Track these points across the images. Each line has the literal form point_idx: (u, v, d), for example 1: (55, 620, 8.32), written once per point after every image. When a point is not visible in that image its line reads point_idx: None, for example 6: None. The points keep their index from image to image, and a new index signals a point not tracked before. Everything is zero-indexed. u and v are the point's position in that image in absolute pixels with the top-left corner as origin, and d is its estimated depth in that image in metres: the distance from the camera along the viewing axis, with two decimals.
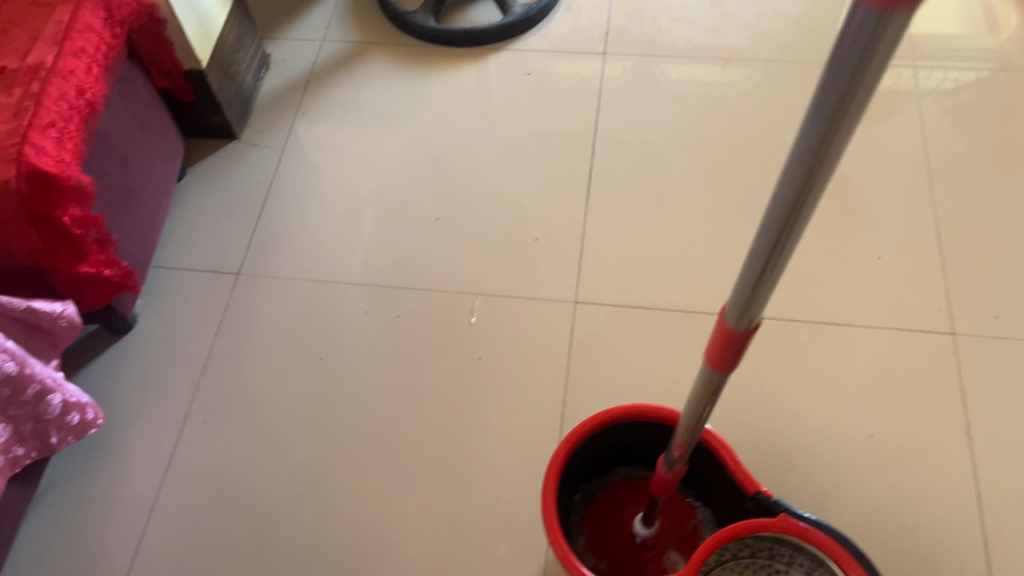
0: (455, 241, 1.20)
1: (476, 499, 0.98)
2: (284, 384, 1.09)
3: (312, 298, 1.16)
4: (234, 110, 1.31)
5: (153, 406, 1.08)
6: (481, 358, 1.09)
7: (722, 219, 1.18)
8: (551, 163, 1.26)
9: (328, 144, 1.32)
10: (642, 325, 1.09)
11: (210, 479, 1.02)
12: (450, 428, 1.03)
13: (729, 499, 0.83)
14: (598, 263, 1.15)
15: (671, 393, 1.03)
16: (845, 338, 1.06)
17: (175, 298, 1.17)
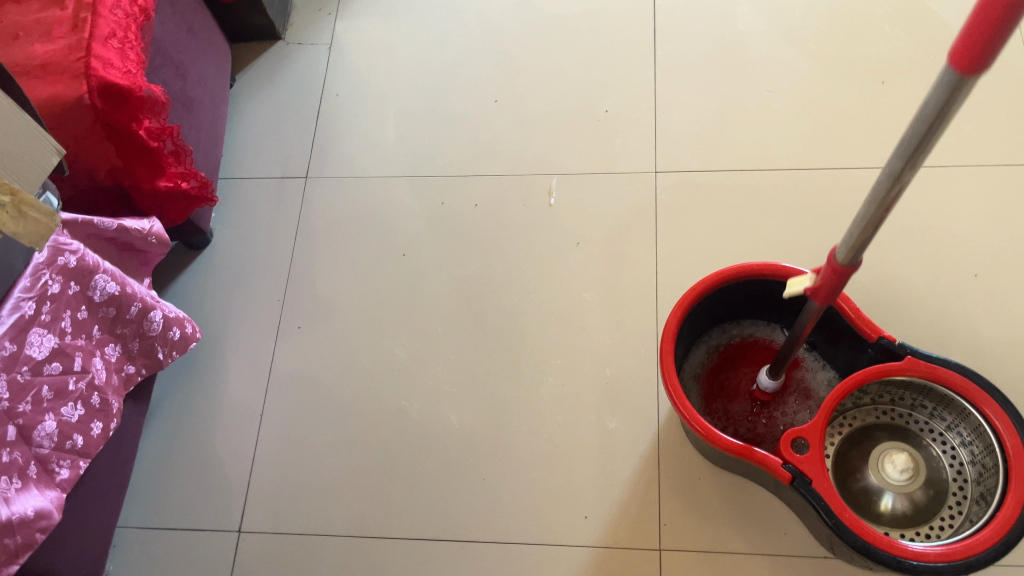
0: (522, 120, 1.16)
1: (580, 375, 0.98)
2: (370, 282, 1.08)
3: (384, 194, 1.13)
4: (276, 9, 1.26)
5: (244, 316, 1.09)
6: (580, 245, 1.06)
7: (799, 69, 1.12)
8: (610, 30, 1.20)
9: (376, 33, 1.27)
10: (727, 189, 1.06)
11: (313, 381, 1.03)
12: (544, 308, 1.03)
13: (850, 347, 0.82)
14: (673, 129, 1.11)
15: (764, 254, 1.01)
16: (939, 182, 1.03)
17: (248, 208, 1.15)
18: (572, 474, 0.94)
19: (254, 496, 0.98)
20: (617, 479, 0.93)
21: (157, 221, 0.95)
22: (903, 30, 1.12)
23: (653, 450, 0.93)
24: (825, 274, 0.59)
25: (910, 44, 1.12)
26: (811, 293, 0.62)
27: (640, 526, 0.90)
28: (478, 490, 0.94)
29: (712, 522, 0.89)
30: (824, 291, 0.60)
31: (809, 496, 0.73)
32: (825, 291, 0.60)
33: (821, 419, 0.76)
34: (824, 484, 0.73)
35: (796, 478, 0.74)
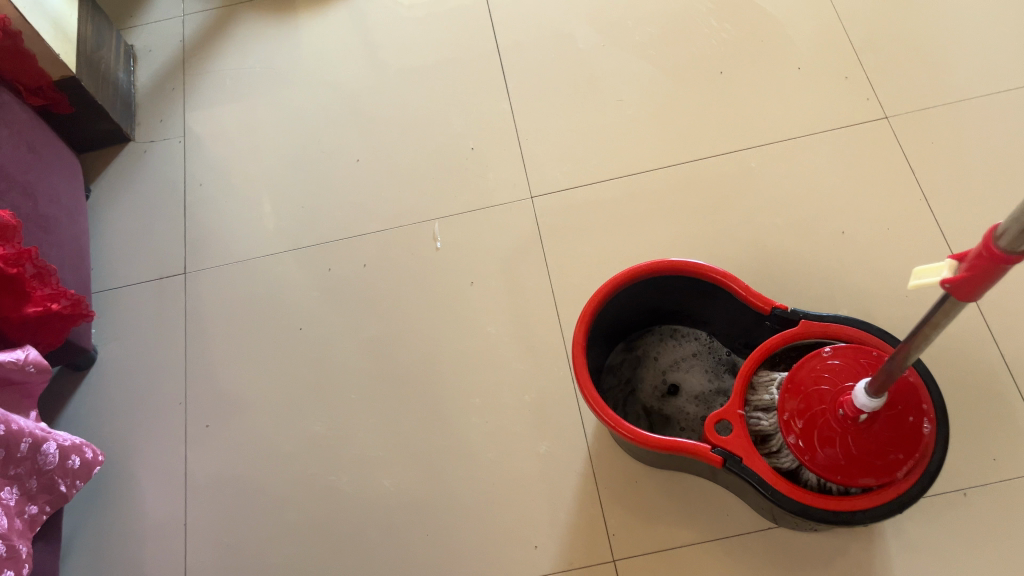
0: (393, 172, 1.16)
1: (502, 408, 0.98)
2: (274, 363, 1.05)
3: (269, 272, 1.11)
4: (118, 111, 1.23)
5: (147, 427, 1.04)
6: (474, 284, 1.06)
7: (643, 76, 1.18)
8: (459, 72, 1.23)
9: (229, 117, 1.25)
10: (602, 200, 1.09)
11: (233, 476, 1.00)
12: (454, 351, 1.02)
13: (749, 322, 0.85)
14: (539, 154, 1.14)
15: (649, 254, 1.05)
16: (791, 153, 1.09)
17: (130, 316, 1.11)
18: (516, 508, 0.93)
19: None
20: (560, 501, 0.93)
21: (33, 348, 0.90)
22: (729, 23, 1.19)
23: (589, 465, 0.94)
24: (980, 261, 0.44)
25: (738, 34, 1.19)
26: (944, 290, 0.46)
27: (593, 541, 0.90)
28: (425, 547, 0.92)
29: (657, 521, 0.90)
30: (966, 286, 0.45)
31: (742, 473, 0.76)
32: (968, 287, 0.45)
33: (738, 398, 0.78)
34: (753, 459, 0.76)
35: (726, 459, 0.76)
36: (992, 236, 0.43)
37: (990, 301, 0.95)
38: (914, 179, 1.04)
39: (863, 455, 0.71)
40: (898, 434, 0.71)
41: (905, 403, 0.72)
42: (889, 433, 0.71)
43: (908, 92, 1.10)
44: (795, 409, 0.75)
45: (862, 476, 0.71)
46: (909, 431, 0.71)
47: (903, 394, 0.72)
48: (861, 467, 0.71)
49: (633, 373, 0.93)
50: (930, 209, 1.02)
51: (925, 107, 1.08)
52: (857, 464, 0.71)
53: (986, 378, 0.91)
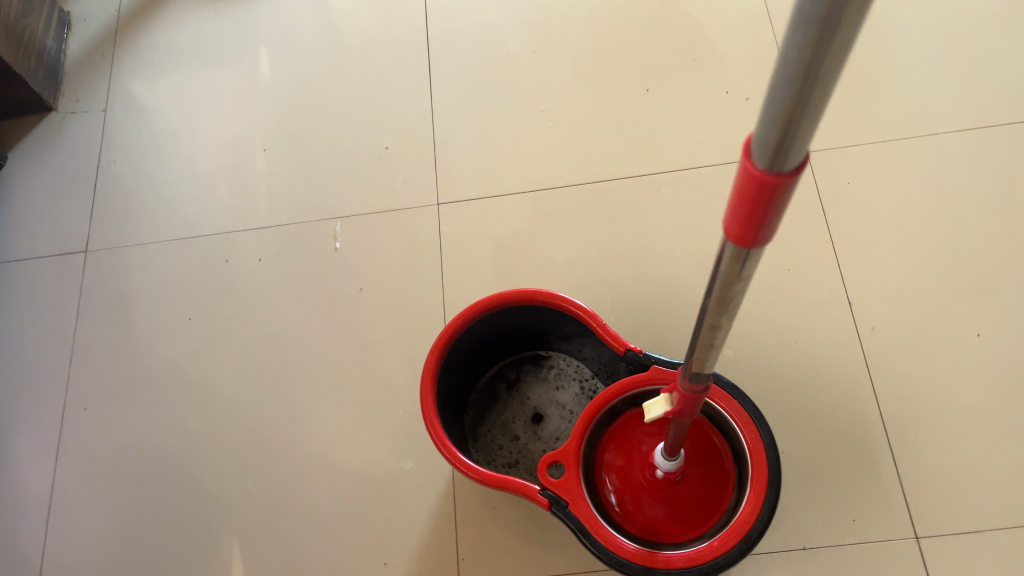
0: (303, 168, 1.15)
1: (374, 418, 0.97)
2: (159, 352, 1.05)
3: (169, 260, 1.11)
4: (40, 80, 1.22)
5: (28, 405, 1.05)
6: (362, 290, 1.05)
7: (568, 88, 1.15)
8: (386, 68, 1.21)
9: (155, 95, 1.24)
10: (506, 213, 1.07)
11: (104, 463, 1.00)
12: (336, 356, 1.01)
13: (609, 360, 0.84)
14: (452, 160, 1.12)
15: (543, 275, 1.02)
16: (704, 180, 1.05)
17: (28, 291, 1.12)
18: (372, 522, 0.92)
19: None
20: (416, 521, 0.92)
21: None
22: (662, 39, 1.16)
23: (450, 486, 0.93)
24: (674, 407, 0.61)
25: (670, 51, 1.15)
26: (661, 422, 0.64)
27: (442, 565, 0.89)
28: (277, 553, 0.92)
29: (503, 548, 0.89)
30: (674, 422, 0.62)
31: (566, 519, 0.74)
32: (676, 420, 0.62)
33: (577, 440, 0.78)
34: (580, 506, 0.75)
35: (553, 504, 0.75)
36: (679, 381, 0.57)
37: (877, 357, 0.93)
38: (824, 220, 1.01)
39: (663, 514, 0.78)
40: (697, 498, 0.78)
41: (709, 469, 0.79)
42: (688, 497, 0.78)
43: (831, 129, 1.06)
44: (613, 462, 0.81)
45: (659, 534, 0.77)
46: (708, 496, 0.78)
47: (710, 462, 0.79)
48: (663, 526, 0.77)
49: (498, 401, 0.93)
50: (834, 253, 0.99)
51: (846, 145, 1.05)
52: (656, 523, 0.77)
53: (858, 437, 0.89)
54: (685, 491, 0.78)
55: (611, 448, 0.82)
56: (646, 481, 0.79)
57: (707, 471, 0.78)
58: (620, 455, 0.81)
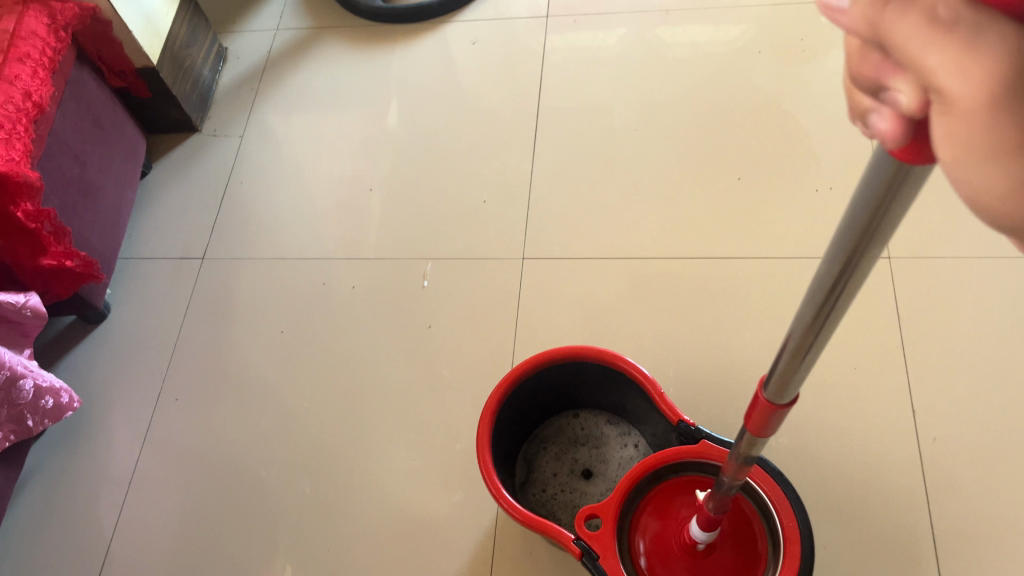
0: (405, 209, 1.24)
1: (432, 448, 1.03)
2: (250, 357, 1.15)
3: (274, 276, 1.21)
4: (192, 103, 1.38)
5: (129, 387, 1.15)
6: (432, 327, 1.12)
7: (663, 167, 1.21)
8: (496, 128, 1.30)
9: (287, 128, 1.37)
10: (586, 274, 1.12)
11: (183, 450, 1.09)
12: (407, 385, 1.08)
13: (662, 427, 0.87)
14: (543, 220, 1.19)
15: (611, 336, 1.07)
16: (782, 269, 1.08)
17: (147, 287, 1.24)
18: (413, 546, 0.97)
19: (113, 559, 1.02)
20: (455, 552, 0.95)
21: (37, 295, 1.02)
22: (760, 132, 1.21)
23: (492, 524, 0.96)
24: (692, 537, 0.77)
25: (767, 144, 1.20)
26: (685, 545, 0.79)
27: None
28: (321, 560, 0.97)
29: None
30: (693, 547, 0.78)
31: (594, 570, 0.76)
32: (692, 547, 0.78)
33: (617, 497, 0.80)
34: (610, 560, 0.76)
35: (584, 553, 0.77)
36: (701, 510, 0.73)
37: (935, 467, 0.92)
38: (896, 325, 1.02)
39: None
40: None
41: (743, 551, 0.79)
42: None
43: (917, 238, 1.08)
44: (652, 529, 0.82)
45: None
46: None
47: (745, 544, 0.79)
48: None
49: (556, 448, 0.97)
50: (904, 358, 0.99)
51: (930, 255, 1.06)
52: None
53: (905, 544, 0.88)
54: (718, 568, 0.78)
55: (649, 512, 0.82)
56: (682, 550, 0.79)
57: (739, 551, 0.79)
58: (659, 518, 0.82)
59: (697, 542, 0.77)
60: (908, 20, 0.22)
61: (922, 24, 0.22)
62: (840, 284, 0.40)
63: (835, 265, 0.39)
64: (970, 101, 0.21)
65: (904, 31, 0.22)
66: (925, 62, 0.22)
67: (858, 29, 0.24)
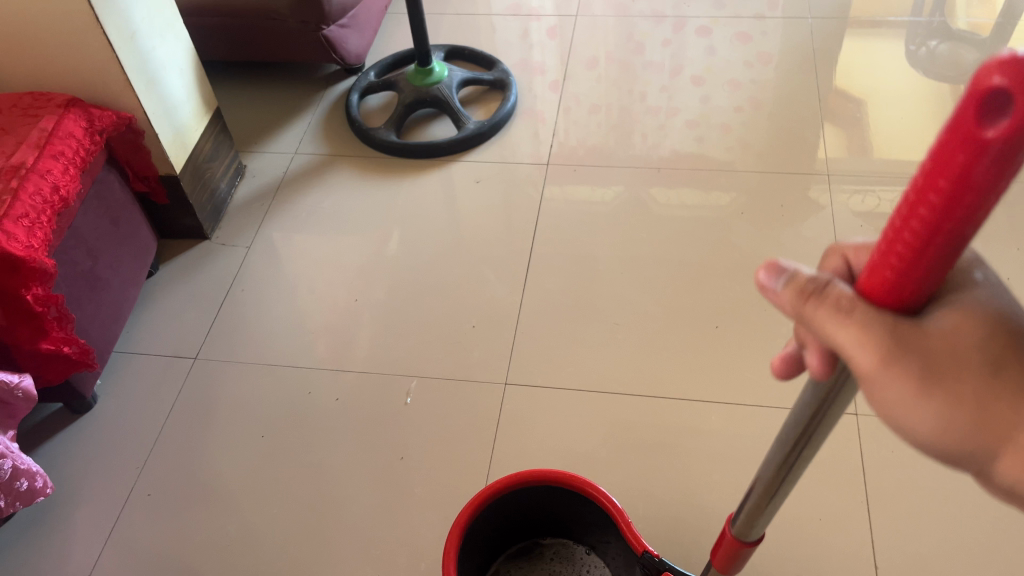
0: (397, 329, 1.29)
1: (397, 566, 1.03)
2: (228, 459, 1.16)
3: (262, 381, 1.24)
4: (206, 213, 1.45)
5: (102, 480, 1.15)
6: (403, 459, 1.13)
7: (645, 310, 1.27)
8: (492, 260, 1.37)
9: (294, 244, 1.44)
10: (564, 405, 1.16)
11: (146, 549, 1.08)
12: (380, 502, 1.09)
13: (628, 558, 0.88)
14: (527, 350, 1.24)
15: (585, 469, 1.09)
16: (753, 415, 1.12)
17: (137, 382, 1.26)
18: None
19: None
20: None
21: (30, 377, 1.05)
22: (740, 285, 1.28)
23: None
24: None
25: (745, 296, 1.27)
26: None
27: None
28: None
29: None
30: None
31: None
32: None
33: None
34: None
35: None
36: None
37: None
38: (861, 480, 1.05)
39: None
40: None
41: None
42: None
43: None
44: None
45: None
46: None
47: None
48: None
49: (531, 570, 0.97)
50: (867, 514, 1.02)
51: None
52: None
53: None
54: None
55: None
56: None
57: None
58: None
59: None
60: (823, 311, 0.39)
61: (832, 314, 0.39)
62: (794, 453, 0.54)
63: (787, 443, 0.54)
64: (871, 365, 0.39)
65: (821, 319, 0.40)
66: (834, 338, 0.39)
67: (786, 304, 0.42)
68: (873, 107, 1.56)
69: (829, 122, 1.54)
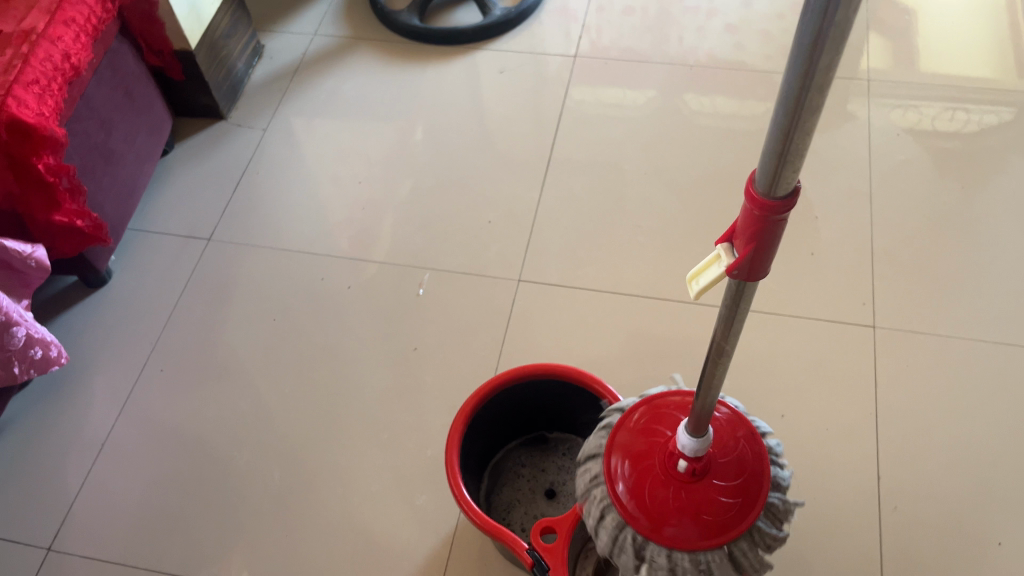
0: (412, 220, 1.28)
1: (405, 452, 1.05)
2: (238, 340, 1.17)
3: (275, 265, 1.24)
4: (222, 92, 1.42)
5: (115, 354, 1.17)
6: (417, 349, 1.13)
7: (668, 213, 1.24)
8: (514, 155, 1.34)
9: (311, 129, 1.41)
10: (579, 303, 1.15)
11: (158, 422, 1.11)
12: (390, 389, 1.10)
13: None
14: (544, 248, 1.22)
15: (595, 370, 1.09)
16: (768, 326, 1.11)
17: (150, 260, 1.26)
18: (372, 543, 0.99)
19: (74, 519, 1.04)
20: (410, 554, 0.97)
21: (43, 249, 1.05)
22: None
23: (451, 533, 0.98)
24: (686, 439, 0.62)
25: None
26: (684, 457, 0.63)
27: None
28: (277, 541, 1.00)
29: None
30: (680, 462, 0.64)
31: None
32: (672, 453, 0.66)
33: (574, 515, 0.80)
34: None
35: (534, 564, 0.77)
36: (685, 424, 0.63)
37: (891, 536, 0.94)
38: (872, 393, 1.04)
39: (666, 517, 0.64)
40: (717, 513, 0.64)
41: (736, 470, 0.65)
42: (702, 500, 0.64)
43: (904, 312, 1.11)
44: (634, 423, 0.69)
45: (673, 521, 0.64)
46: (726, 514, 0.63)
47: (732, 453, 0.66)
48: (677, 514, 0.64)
49: (535, 465, 0.99)
50: (875, 426, 1.02)
51: (915, 331, 1.09)
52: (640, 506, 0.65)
53: None
54: (700, 492, 0.64)
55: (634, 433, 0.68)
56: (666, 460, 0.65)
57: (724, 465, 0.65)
58: (649, 422, 0.68)
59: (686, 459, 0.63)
60: None
61: None
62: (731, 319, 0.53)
63: (813, 20, 0.35)
64: None
65: None
66: None
67: None
68: (924, 14, 1.48)
69: (874, 31, 1.47)
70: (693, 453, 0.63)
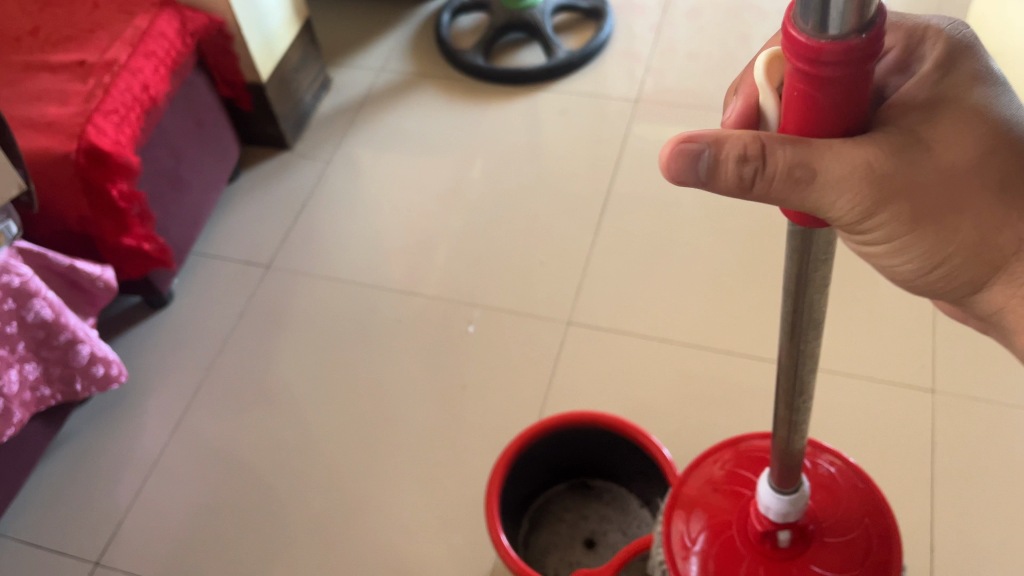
0: (466, 256, 1.29)
1: (445, 489, 1.05)
2: (289, 367, 1.19)
3: (329, 295, 1.26)
4: (289, 123, 1.46)
5: (170, 374, 1.20)
6: (463, 387, 1.14)
7: (723, 261, 1.23)
8: (569, 196, 1.35)
9: (372, 162, 1.44)
10: (629, 349, 1.15)
11: (207, 443, 1.13)
12: (433, 425, 1.11)
13: None
14: (595, 290, 1.22)
15: (640, 418, 1.08)
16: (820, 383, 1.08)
17: (210, 284, 1.30)
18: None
19: (121, 535, 1.06)
20: None
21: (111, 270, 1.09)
22: None
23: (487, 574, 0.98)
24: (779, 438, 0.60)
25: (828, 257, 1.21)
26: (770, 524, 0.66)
27: None
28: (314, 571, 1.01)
29: None
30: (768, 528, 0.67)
31: None
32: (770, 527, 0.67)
33: (609, 568, 0.79)
34: None
35: None
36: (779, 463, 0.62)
37: None
38: (927, 460, 1.01)
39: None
40: None
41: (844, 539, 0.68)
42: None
43: (965, 377, 1.07)
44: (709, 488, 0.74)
45: None
46: None
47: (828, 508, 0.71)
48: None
49: (574, 513, 0.98)
50: (929, 494, 0.98)
51: (976, 397, 1.05)
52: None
53: None
54: (801, 567, 0.67)
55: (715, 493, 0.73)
56: (745, 535, 0.69)
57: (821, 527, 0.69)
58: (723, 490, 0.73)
59: (773, 524, 0.66)
60: None
61: None
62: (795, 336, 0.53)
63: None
64: None
65: None
66: None
67: None
68: None
69: None
70: (780, 516, 0.65)
